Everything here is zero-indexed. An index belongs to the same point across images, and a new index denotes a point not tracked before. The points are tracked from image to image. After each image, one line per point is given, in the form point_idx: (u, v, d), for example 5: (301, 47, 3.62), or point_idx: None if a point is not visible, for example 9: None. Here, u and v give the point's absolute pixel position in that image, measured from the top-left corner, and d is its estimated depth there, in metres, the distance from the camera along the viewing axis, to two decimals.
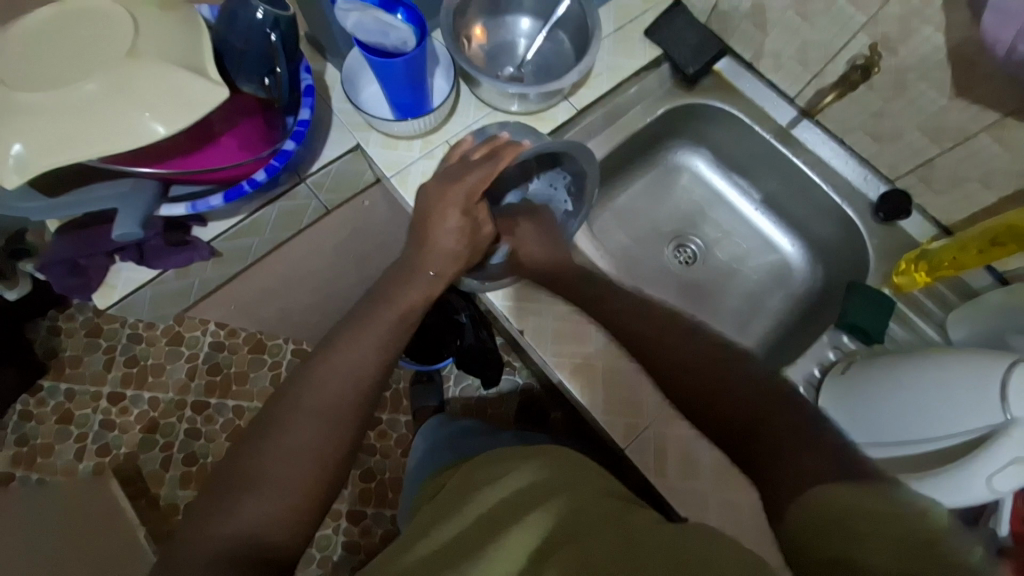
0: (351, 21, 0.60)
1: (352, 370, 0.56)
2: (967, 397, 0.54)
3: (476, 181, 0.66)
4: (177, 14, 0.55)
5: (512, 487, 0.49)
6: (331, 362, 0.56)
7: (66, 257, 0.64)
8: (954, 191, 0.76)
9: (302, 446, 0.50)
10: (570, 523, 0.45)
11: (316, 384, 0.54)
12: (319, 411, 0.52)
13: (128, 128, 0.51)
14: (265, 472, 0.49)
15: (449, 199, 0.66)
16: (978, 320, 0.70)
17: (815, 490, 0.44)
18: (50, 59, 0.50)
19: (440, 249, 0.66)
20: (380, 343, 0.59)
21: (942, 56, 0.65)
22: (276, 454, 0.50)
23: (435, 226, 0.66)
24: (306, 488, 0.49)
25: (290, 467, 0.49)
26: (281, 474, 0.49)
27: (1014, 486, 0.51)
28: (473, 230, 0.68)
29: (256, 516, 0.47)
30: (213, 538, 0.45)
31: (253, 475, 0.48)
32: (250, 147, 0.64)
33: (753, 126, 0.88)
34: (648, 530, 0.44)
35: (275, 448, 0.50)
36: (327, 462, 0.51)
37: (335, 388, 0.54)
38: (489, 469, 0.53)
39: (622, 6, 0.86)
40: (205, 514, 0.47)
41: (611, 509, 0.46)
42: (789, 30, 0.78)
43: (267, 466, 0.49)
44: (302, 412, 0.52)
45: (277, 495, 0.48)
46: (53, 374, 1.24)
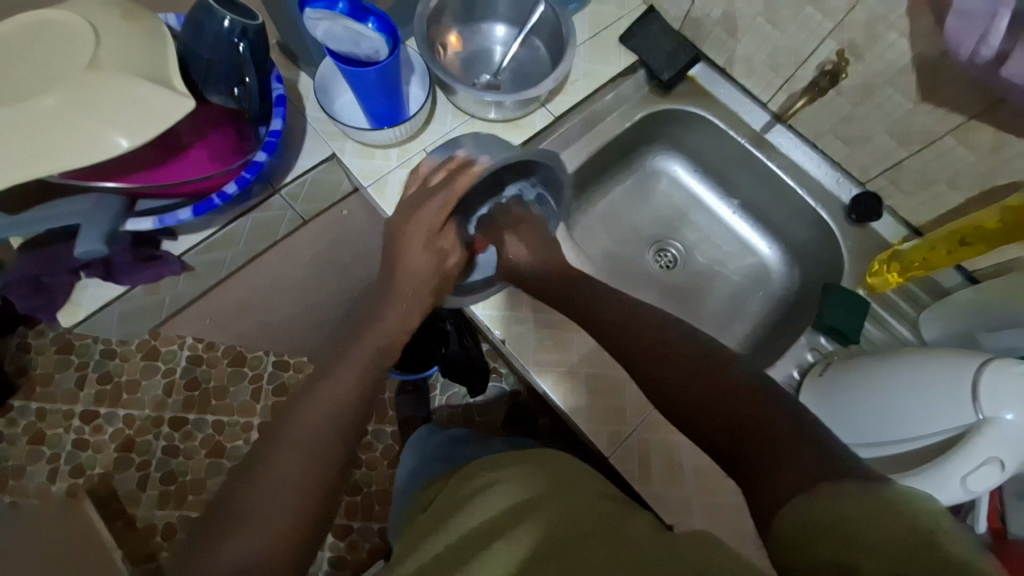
0: (321, 30, 0.57)
1: (340, 396, 0.54)
2: (943, 393, 0.54)
3: (441, 205, 0.69)
4: (141, 25, 0.54)
5: (511, 495, 0.49)
6: (318, 392, 0.54)
7: (28, 275, 0.62)
8: (924, 192, 0.77)
9: (289, 476, 0.48)
10: (558, 530, 0.44)
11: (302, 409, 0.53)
12: (306, 437, 0.51)
13: (89, 144, 0.49)
14: (253, 503, 0.46)
15: (419, 222, 0.69)
16: (950, 317, 0.72)
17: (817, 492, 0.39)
18: (6, 72, 0.49)
19: (411, 270, 0.67)
20: (363, 370, 0.58)
21: (907, 61, 0.66)
22: (264, 486, 0.47)
23: (407, 249, 0.68)
24: (298, 513, 0.47)
25: (278, 497, 0.47)
26: (269, 507, 0.46)
27: (987, 486, 0.51)
28: (442, 258, 0.71)
29: (243, 553, 0.44)
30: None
31: (243, 509, 0.46)
32: (221, 157, 0.62)
33: (728, 131, 0.89)
34: (645, 537, 0.44)
35: (264, 481, 0.47)
36: (315, 492, 0.48)
37: (321, 415, 0.52)
38: (485, 475, 0.53)
39: (597, 13, 0.87)
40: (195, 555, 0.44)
41: (607, 516, 0.46)
42: (760, 35, 0.79)
43: (255, 497, 0.47)
44: (291, 442, 0.50)
45: (263, 530, 0.45)
46: (23, 394, 1.20)
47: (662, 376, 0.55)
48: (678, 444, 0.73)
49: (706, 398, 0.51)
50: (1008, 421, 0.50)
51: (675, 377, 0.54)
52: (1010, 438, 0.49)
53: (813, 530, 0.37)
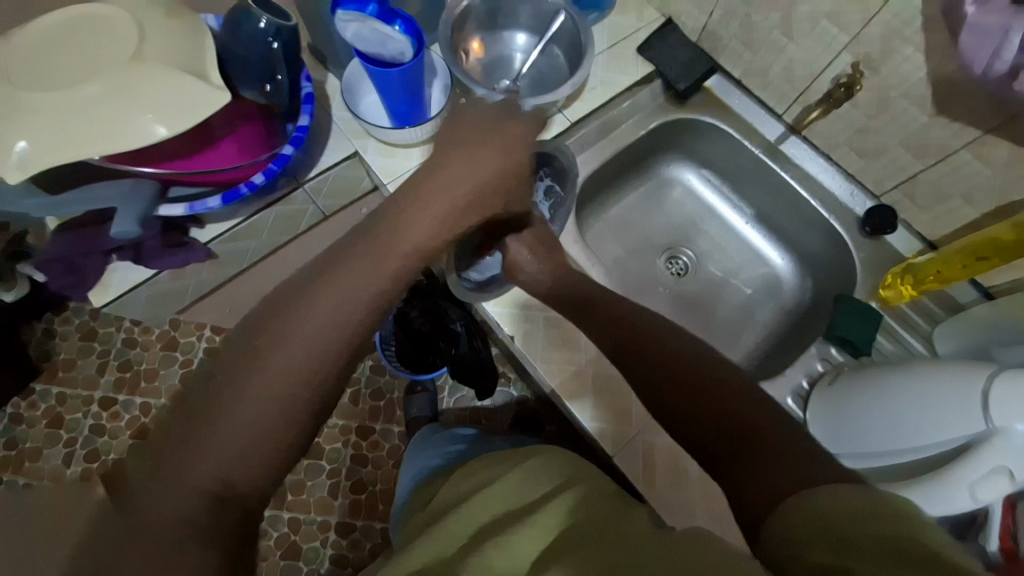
0: (350, 32, 0.60)
1: (341, 306, 0.47)
2: (953, 405, 0.54)
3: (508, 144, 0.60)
4: (183, 23, 0.57)
5: (541, 481, 0.51)
6: (319, 296, 0.46)
7: (65, 256, 0.66)
8: (939, 206, 0.77)
9: (278, 395, 0.42)
10: (583, 512, 0.46)
11: (306, 307, 0.46)
12: (309, 341, 0.44)
13: (128, 130, 0.52)
14: (245, 403, 0.41)
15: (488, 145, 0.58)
16: (964, 332, 0.71)
17: (803, 500, 0.38)
18: (58, 63, 0.52)
19: (462, 186, 0.55)
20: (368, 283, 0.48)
21: (922, 75, 0.67)
22: (246, 397, 0.41)
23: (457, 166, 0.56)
24: (294, 417, 0.42)
25: (259, 414, 0.41)
26: (243, 426, 0.40)
27: (999, 495, 0.50)
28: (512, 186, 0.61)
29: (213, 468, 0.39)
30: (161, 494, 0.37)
31: (217, 418, 0.40)
32: (249, 151, 0.65)
33: (742, 142, 0.90)
34: (645, 535, 0.43)
35: (247, 392, 0.41)
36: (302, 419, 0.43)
37: (316, 329, 0.45)
38: (505, 462, 0.56)
39: (616, 24, 0.89)
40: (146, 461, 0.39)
41: (609, 513, 0.46)
42: (776, 48, 0.80)
43: (249, 397, 0.41)
44: (282, 352, 0.43)
45: (241, 450, 0.40)
46: (45, 377, 1.24)
47: (658, 387, 0.52)
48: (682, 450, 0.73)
49: (707, 409, 0.47)
50: (1017, 431, 0.49)
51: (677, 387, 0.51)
52: (1019, 448, 0.49)
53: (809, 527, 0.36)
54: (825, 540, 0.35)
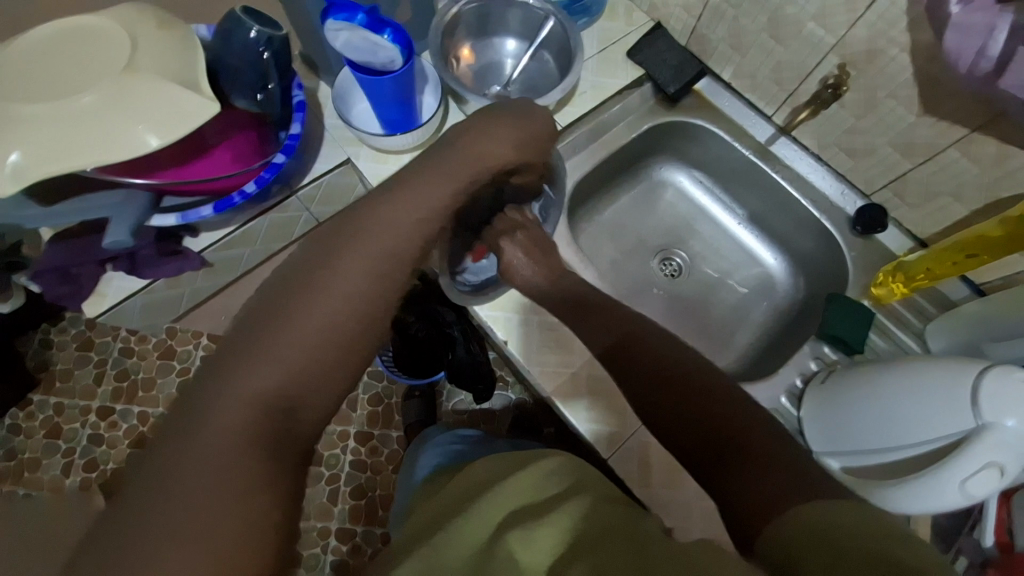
0: (341, 40, 0.60)
1: (369, 265, 0.48)
2: (945, 399, 0.54)
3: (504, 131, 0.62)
4: (175, 33, 0.58)
5: (551, 484, 0.52)
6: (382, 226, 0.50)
7: (60, 266, 0.65)
8: (929, 204, 0.78)
9: (348, 308, 0.45)
10: (592, 515, 0.47)
11: (341, 265, 0.47)
12: (345, 297, 0.46)
13: (120, 141, 0.53)
14: (282, 352, 0.42)
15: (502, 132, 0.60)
16: (956, 329, 0.72)
17: (812, 506, 0.38)
18: (51, 74, 0.53)
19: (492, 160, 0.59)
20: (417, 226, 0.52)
21: (908, 74, 0.68)
22: (319, 308, 0.44)
23: (484, 142, 0.58)
24: (329, 370, 0.43)
25: (332, 324, 0.44)
26: (315, 332, 0.43)
27: (988, 490, 0.51)
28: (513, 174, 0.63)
29: (292, 367, 0.42)
30: (234, 393, 0.39)
31: (296, 327, 0.43)
32: (243, 159, 0.66)
33: (733, 144, 0.91)
34: (657, 540, 0.44)
35: (320, 305, 0.44)
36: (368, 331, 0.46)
37: (381, 255, 0.49)
38: (512, 462, 0.57)
39: (605, 29, 0.90)
40: (222, 364, 0.41)
41: (620, 520, 0.47)
42: (764, 51, 0.81)
43: (287, 347, 0.42)
44: (350, 272, 0.47)
45: (315, 355, 0.43)
46: (43, 388, 1.24)
47: (654, 385, 0.52)
48: None
49: (701, 410, 0.48)
50: (1008, 427, 0.49)
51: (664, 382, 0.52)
52: (1010, 443, 0.49)
53: (805, 537, 0.36)
54: (822, 550, 0.34)
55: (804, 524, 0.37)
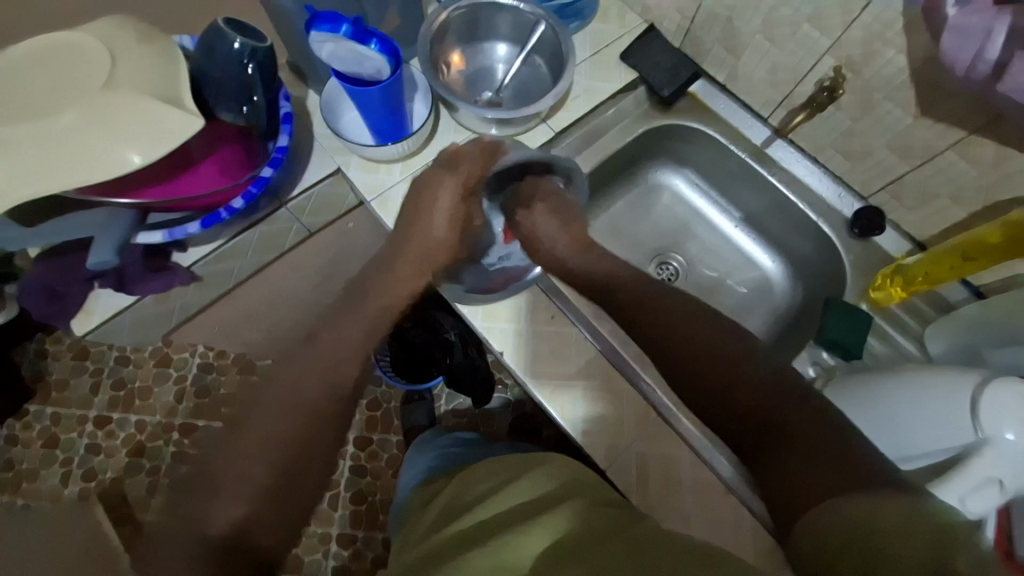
0: (326, 52, 0.59)
1: (307, 384, 0.59)
2: (942, 411, 0.54)
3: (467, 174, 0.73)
4: (156, 47, 0.56)
5: (543, 481, 0.54)
6: (316, 357, 0.61)
7: (45, 284, 0.65)
8: (927, 207, 0.77)
9: (289, 436, 0.55)
10: (588, 520, 0.48)
11: (285, 387, 0.59)
12: (289, 411, 0.57)
13: (103, 160, 0.52)
14: (239, 471, 0.52)
15: (445, 187, 0.73)
16: (955, 333, 0.71)
17: (843, 505, 0.46)
18: (29, 92, 0.52)
19: (429, 237, 0.72)
20: (357, 344, 0.65)
21: (905, 76, 0.67)
22: (263, 444, 0.54)
23: (424, 216, 0.72)
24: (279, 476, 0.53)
25: (277, 454, 0.54)
26: (261, 469, 0.53)
27: (984, 509, 0.50)
28: (464, 219, 0.75)
29: (247, 503, 0.51)
30: (209, 513, 0.50)
31: (245, 466, 0.53)
32: (230, 172, 0.65)
33: (729, 146, 0.90)
34: (654, 541, 0.46)
35: (264, 439, 0.54)
36: (313, 450, 0.56)
37: (316, 383, 0.59)
38: (511, 468, 0.58)
39: (598, 32, 0.88)
40: (189, 515, 0.51)
41: (616, 520, 0.49)
42: (759, 52, 0.80)
43: (243, 465, 0.53)
44: (289, 407, 0.57)
45: (264, 486, 0.52)
46: (39, 399, 1.23)
47: (692, 380, 0.62)
48: (677, 459, 0.73)
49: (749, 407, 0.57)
50: (1007, 440, 0.49)
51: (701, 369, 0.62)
52: (1009, 457, 0.49)
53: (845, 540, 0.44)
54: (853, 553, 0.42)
55: (853, 521, 0.44)
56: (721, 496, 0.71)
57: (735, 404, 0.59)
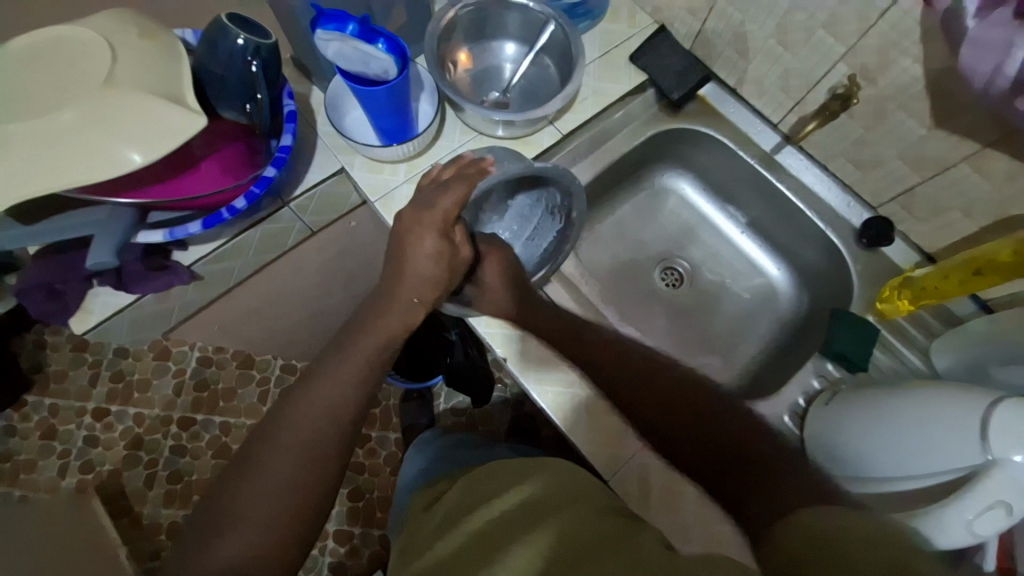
0: (332, 50, 0.58)
1: (321, 411, 0.54)
2: (950, 432, 0.52)
3: (452, 205, 0.63)
4: (158, 42, 0.55)
5: (530, 483, 0.52)
6: (320, 387, 0.55)
7: (42, 281, 0.64)
8: (937, 219, 0.76)
9: (287, 480, 0.50)
10: (577, 531, 0.46)
11: (297, 414, 0.53)
12: (301, 444, 0.52)
13: (105, 160, 0.51)
14: (249, 509, 0.48)
15: (425, 226, 0.63)
16: (962, 348, 0.70)
17: (796, 516, 0.45)
18: (28, 89, 0.50)
19: (413, 279, 0.63)
20: (366, 367, 0.59)
21: (920, 86, 0.65)
22: (261, 486, 0.49)
23: (408, 256, 0.63)
24: (293, 516, 0.49)
25: (274, 500, 0.49)
26: (274, 509, 0.49)
27: (993, 531, 0.50)
28: (451, 257, 0.65)
29: (241, 552, 0.46)
30: (218, 555, 0.46)
31: (239, 510, 0.48)
32: (232, 172, 0.64)
33: (737, 152, 0.89)
34: (654, 558, 0.43)
35: (261, 481, 0.49)
36: (313, 493, 0.50)
37: (329, 410, 0.54)
38: (512, 467, 0.55)
39: (607, 32, 0.87)
40: (194, 554, 0.47)
41: (615, 532, 0.46)
42: (771, 57, 0.78)
43: (252, 503, 0.49)
44: (288, 444, 0.51)
45: (261, 532, 0.47)
46: (37, 390, 1.22)
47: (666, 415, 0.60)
48: (677, 468, 0.72)
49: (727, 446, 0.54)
50: (1016, 462, 0.48)
51: (672, 410, 0.60)
52: (1017, 480, 0.48)
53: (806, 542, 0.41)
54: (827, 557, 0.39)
55: (809, 534, 0.42)
56: (722, 507, 0.70)
57: (719, 429, 0.56)
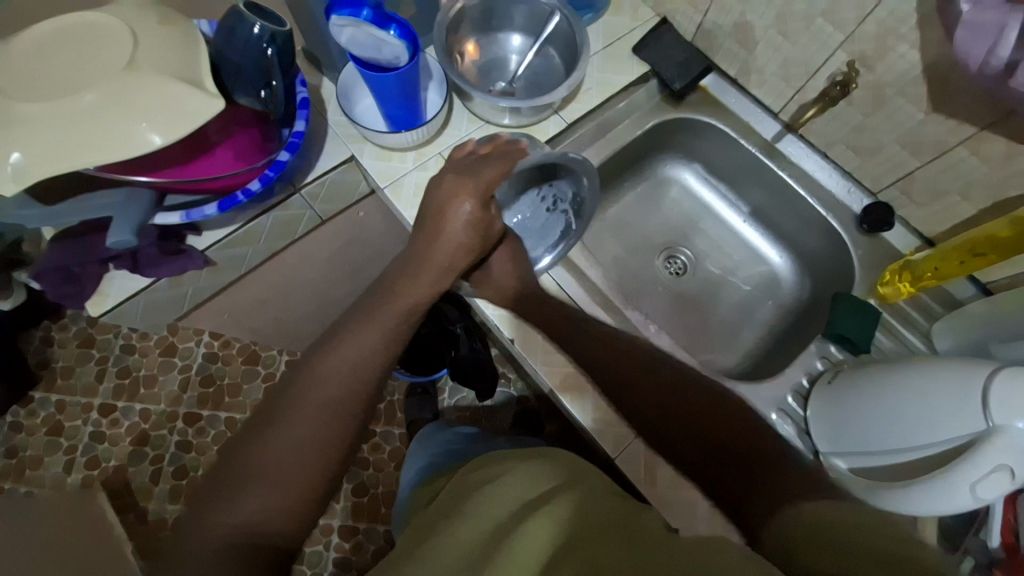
0: (346, 36, 0.60)
1: (343, 376, 0.55)
2: (953, 404, 0.53)
3: (492, 177, 0.68)
4: (176, 29, 0.57)
5: (538, 479, 0.49)
6: (338, 351, 0.56)
7: (60, 264, 0.65)
8: (935, 203, 0.77)
9: (304, 440, 0.50)
10: (586, 512, 0.45)
11: (320, 376, 0.54)
12: (323, 406, 0.52)
13: (124, 139, 0.52)
14: (269, 465, 0.49)
15: (463, 190, 0.67)
16: (963, 329, 0.71)
17: (794, 510, 0.49)
18: (53, 73, 0.52)
19: (447, 243, 0.66)
20: (384, 338, 0.59)
21: (918, 72, 0.67)
22: (277, 446, 0.50)
23: (446, 221, 0.66)
24: (311, 477, 0.50)
25: (291, 459, 0.49)
26: (294, 468, 0.49)
27: (996, 495, 0.51)
28: (486, 225, 0.69)
29: (255, 509, 0.47)
30: (237, 506, 0.47)
31: (255, 468, 0.49)
32: (245, 157, 0.65)
33: (739, 141, 0.91)
34: (657, 534, 0.44)
35: (278, 441, 0.50)
36: (328, 455, 0.51)
37: (348, 376, 0.55)
38: (498, 467, 0.53)
39: (611, 25, 0.89)
40: (211, 506, 0.47)
41: (619, 512, 0.46)
42: (771, 47, 0.80)
43: (273, 460, 0.49)
44: (307, 404, 0.52)
45: (275, 491, 0.48)
46: (43, 386, 1.21)
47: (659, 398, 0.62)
48: None
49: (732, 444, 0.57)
50: (1017, 428, 0.49)
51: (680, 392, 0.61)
52: (1019, 445, 0.49)
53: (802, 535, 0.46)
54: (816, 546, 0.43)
55: (815, 518, 0.46)
56: None
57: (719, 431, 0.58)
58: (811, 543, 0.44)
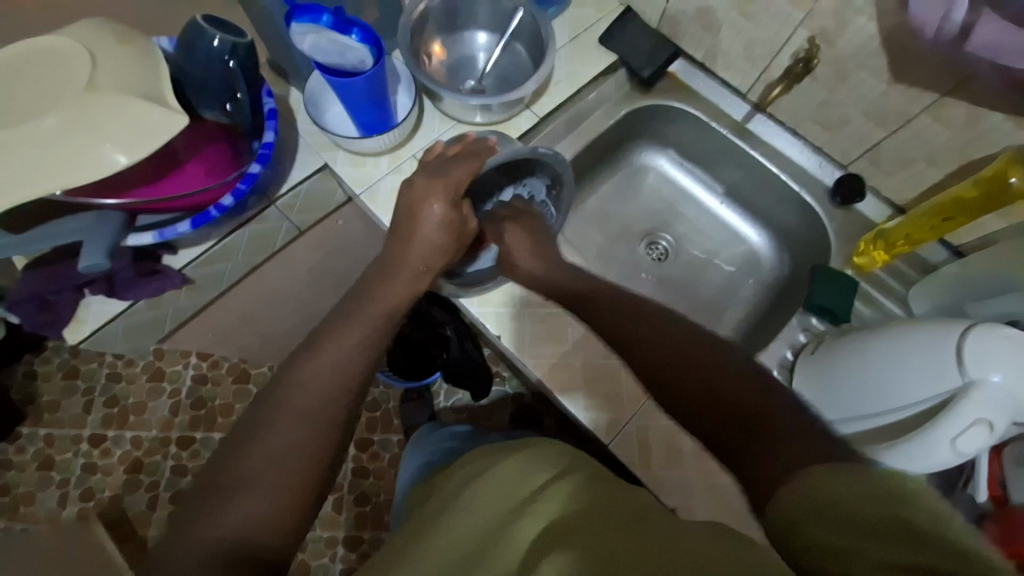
0: (308, 43, 0.59)
1: (326, 380, 0.55)
2: (930, 362, 0.55)
3: (462, 175, 0.67)
4: (134, 47, 0.56)
5: (540, 466, 0.49)
6: (318, 356, 0.56)
7: (34, 293, 0.64)
8: (904, 170, 0.79)
9: (287, 448, 0.50)
10: (592, 497, 0.45)
11: (303, 381, 0.54)
12: (307, 411, 0.52)
13: (90, 161, 0.51)
14: (256, 473, 0.49)
15: (436, 191, 0.66)
16: (938, 291, 0.73)
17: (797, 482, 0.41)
18: (13, 99, 0.51)
19: (424, 243, 0.66)
20: (367, 339, 0.59)
21: (877, 43, 0.68)
22: (263, 453, 0.50)
23: (418, 223, 0.66)
24: (298, 483, 0.50)
25: (277, 468, 0.49)
26: (280, 474, 0.49)
27: (977, 448, 0.52)
28: (460, 225, 0.69)
29: (243, 517, 0.47)
30: (224, 514, 0.47)
31: (242, 476, 0.49)
32: (216, 172, 0.64)
33: (710, 124, 0.91)
34: (658, 518, 0.44)
35: (262, 449, 0.50)
36: (313, 461, 0.51)
37: (330, 379, 0.55)
38: (482, 462, 0.52)
39: (576, 17, 0.89)
40: (198, 515, 0.47)
41: (629, 510, 0.44)
42: (735, 28, 0.81)
43: (259, 467, 0.49)
44: (287, 412, 0.52)
45: (264, 498, 0.48)
46: (30, 421, 1.22)
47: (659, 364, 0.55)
48: (677, 430, 0.74)
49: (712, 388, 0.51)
50: (993, 383, 0.50)
51: (679, 364, 0.54)
52: (996, 399, 0.50)
53: (816, 503, 0.39)
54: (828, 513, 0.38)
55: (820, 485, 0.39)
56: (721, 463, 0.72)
57: (722, 389, 0.50)
58: (820, 509, 0.38)
